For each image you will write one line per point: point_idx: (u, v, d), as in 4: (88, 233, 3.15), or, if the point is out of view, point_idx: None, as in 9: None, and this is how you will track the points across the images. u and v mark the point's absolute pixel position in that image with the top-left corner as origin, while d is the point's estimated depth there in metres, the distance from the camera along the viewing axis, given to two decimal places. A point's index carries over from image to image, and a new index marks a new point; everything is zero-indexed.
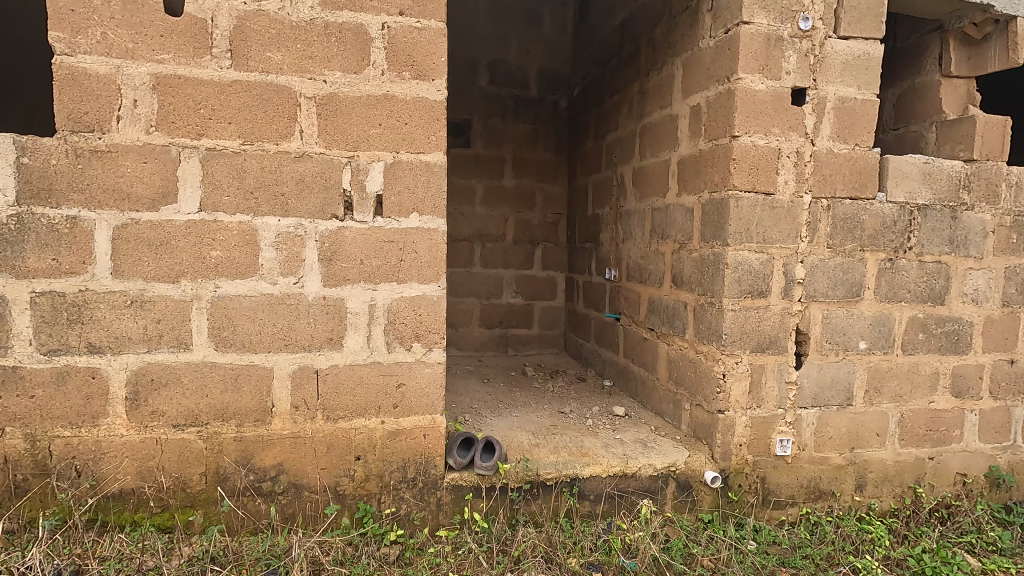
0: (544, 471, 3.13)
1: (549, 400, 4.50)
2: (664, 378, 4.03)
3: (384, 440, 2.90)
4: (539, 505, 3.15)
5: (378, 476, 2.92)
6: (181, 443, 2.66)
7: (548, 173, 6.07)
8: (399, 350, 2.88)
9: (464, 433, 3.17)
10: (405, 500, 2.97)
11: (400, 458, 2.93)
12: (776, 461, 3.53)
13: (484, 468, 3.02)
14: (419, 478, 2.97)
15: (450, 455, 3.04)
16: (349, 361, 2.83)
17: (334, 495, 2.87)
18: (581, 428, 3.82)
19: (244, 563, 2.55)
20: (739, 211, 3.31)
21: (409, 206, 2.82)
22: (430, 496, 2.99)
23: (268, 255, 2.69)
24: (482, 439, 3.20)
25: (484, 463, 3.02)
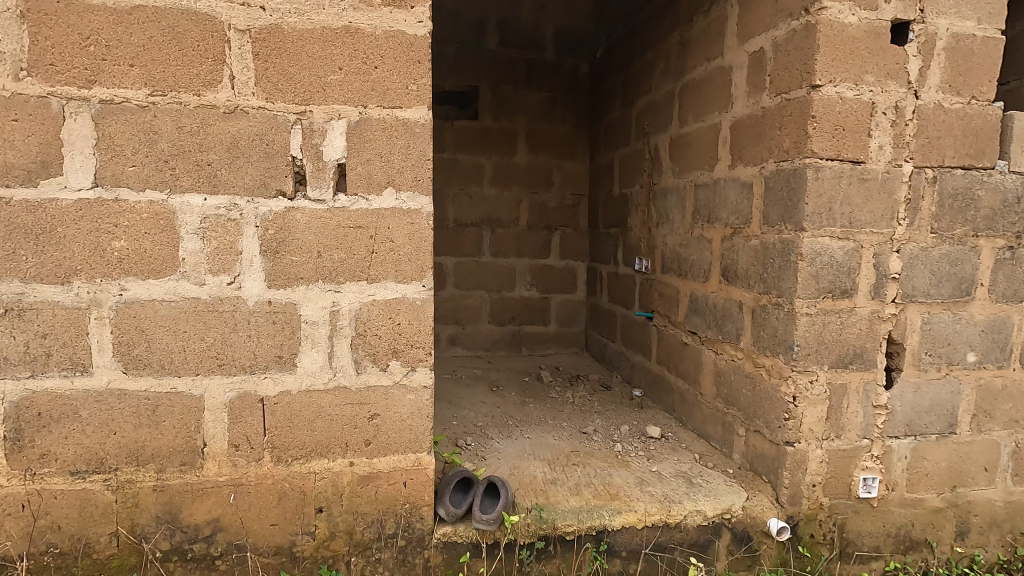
0: (561, 523, 2.44)
1: (568, 415, 3.80)
2: (710, 394, 3.29)
3: (353, 487, 2.23)
4: (556, 567, 2.46)
5: (347, 533, 2.25)
6: (82, 495, 2.02)
7: (568, 147, 5.29)
8: (372, 370, 2.20)
9: (460, 472, 2.49)
10: (384, 562, 2.31)
11: (376, 510, 2.27)
12: (858, 505, 2.78)
13: (486, 522, 2.33)
14: (401, 534, 2.30)
15: (441, 504, 2.35)
16: (306, 386, 2.15)
17: (289, 559, 2.21)
18: (608, 457, 3.12)
19: None
20: (820, 185, 2.53)
21: (382, 179, 2.11)
22: (415, 556, 2.33)
23: (192, 246, 2.01)
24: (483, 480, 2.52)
25: (487, 515, 2.33)
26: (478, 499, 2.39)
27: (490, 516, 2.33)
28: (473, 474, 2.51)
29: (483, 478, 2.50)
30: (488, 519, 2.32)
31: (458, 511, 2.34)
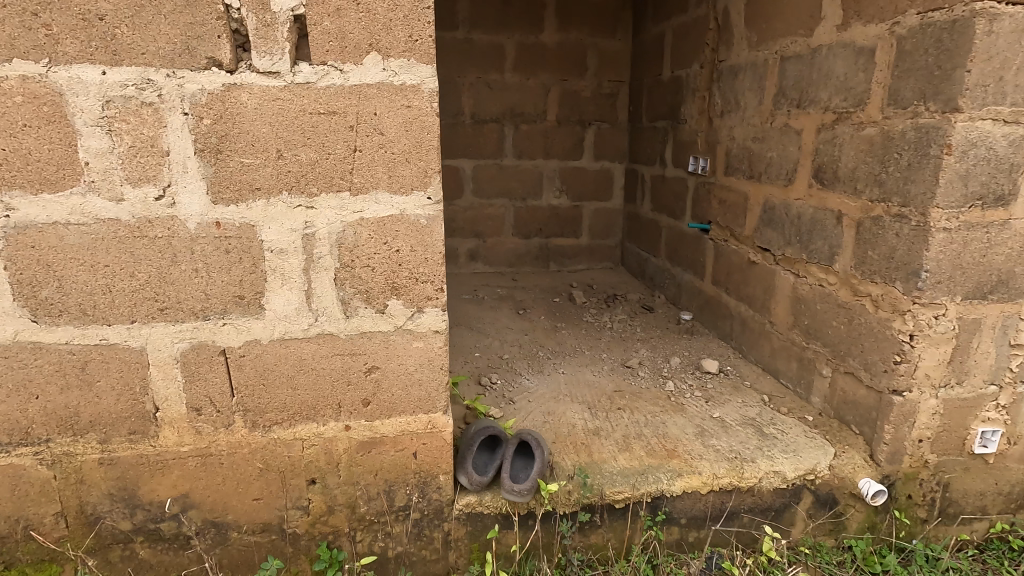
0: (610, 491, 2.00)
1: (607, 344, 3.29)
2: (784, 324, 2.72)
3: (352, 455, 1.78)
4: (602, 537, 2.05)
5: (348, 507, 1.84)
6: (10, 471, 1.61)
7: (606, 21, 4.36)
8: (365, 313, 1.66)
9: (486, 428, 2.02)
10: (395, 537, 1.91)
11: (382, 480, 1.83)
12: (970, 462, 2.27)
13: (518, 493, 1.88)
14: (414, 507, 1.89)
15: (462, 471, 1.91)
16: (279, 334, 1.63)
17: (280, 537, 1.83)
18: (658, 399, 2.64)
19: None
20: (990, 44, 1.76)
21: (361, 40, 1.44)
22: (434, 529, 1.93)
23: (96, 146, 1.41)
24: (512, 437, 2.06)
25: (518, 485, 1.88)
26: (507, 464, 1.93)
27: (522, 486, 1.88)
28: (501, 430, 2.04)
29: (514, 434, 2.03)
30: (520, 490, 1.87)
31: (483, 479, 1.90)
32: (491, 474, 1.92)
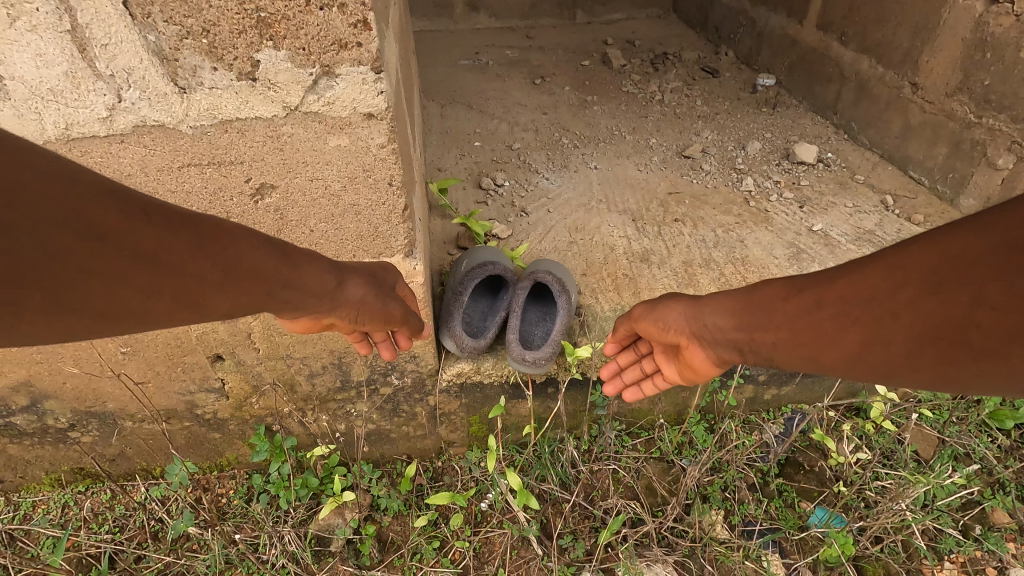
0: None
1: (655, 123, 2.39)
2: (945, 87, 1.78)
3: (268, 325, 1.13)
4: (649, 401, 1.49)
5: (283, 385, 1.26)
6: None
7: None
8: (214, 79, 0.82)
9: (485, 267, 1.34)
10: (362, 415, 1.38)
11: (325, 352, 1.22)
12: None
13: (531, 364, 1.28)
14: (381, 381, 1.31)
15: (447, 332, 1.27)
16: (57, 131, 0.85)
17: (198, 423, 1.30)
18: (732, 206, 1.86)
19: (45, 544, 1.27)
20: None
21: None
22: (414, 405, 1.38)
23: None
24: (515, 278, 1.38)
25: (532, 353, 1.27)
26: (516, 322, 1.30)
27: (538, 355, 1.27)
28: (508, 270, 1.37)
29: (526, 275, 1.35)
30: (535, 362, 1.27)
31: (482, 344, 1.28)
32: (492, 336, 1.30)
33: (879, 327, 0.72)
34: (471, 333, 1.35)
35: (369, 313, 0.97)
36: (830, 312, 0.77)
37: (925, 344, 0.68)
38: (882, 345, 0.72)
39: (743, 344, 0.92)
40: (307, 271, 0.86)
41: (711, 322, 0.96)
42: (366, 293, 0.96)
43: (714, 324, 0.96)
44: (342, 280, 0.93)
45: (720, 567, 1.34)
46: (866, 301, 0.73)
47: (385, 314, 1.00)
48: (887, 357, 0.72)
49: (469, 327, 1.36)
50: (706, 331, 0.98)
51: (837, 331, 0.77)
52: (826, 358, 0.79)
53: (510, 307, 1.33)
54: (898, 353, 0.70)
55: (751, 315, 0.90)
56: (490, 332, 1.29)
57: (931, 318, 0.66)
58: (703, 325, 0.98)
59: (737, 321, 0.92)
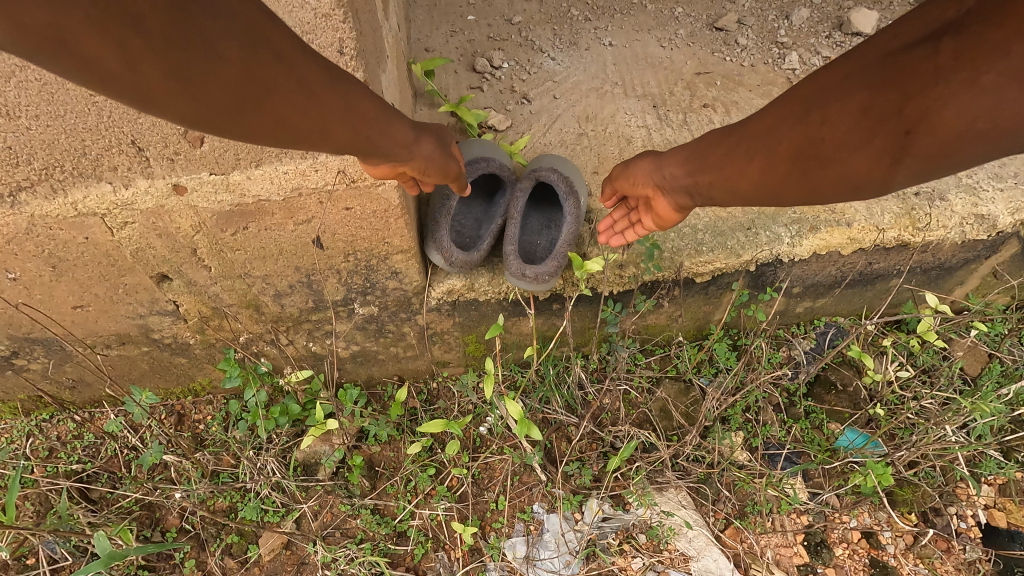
0: (690, 262, 1.18)
1: None
2: None
3: (215, 237, 0.94)
4: (667, 317, 1.32)
5: (247, 306, 1.09)
6: None
7: None
8: None
9: (477, 166, 1.12)
10: (344, 337, 1.22)
11: (289, 269, 1.03)
12: None
13: (531, 281, 1.10)
14: (360, 300, 1.13)
15: (433, 246, 1.08)
16: None
17: (158, 348, 1.16)
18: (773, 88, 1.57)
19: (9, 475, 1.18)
20: None
21: None
22: (401, 325, 1.22)
23: None
24: (516, 180, 1.15)
25: (533, 268, 1.09)
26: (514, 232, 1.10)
27: (540, 271, 1.08)
28: (504, 169, 1.15)
29: (524, 175, 1.14)
30: (536, 278, 1.09)
31: (474, 258, 1.09)
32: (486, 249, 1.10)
33: (806, 144, 0.68)
34: (463, 245, 1.16)
35: (429, 170, 0.88)
36: (765, 139, 0.74)
37: (798, 167, 0.70)
38: (765, 171, 0.74)
39: (676, 189, 0.93)
40: (395, 127, 0.76)
41: (657, 166, 0.95)
42: (435, 148, 0.86)
43: (656, 169, 0.95)
44: (418, 135, 0.82)
45: (738, 492, 1.24)
46: (782, 124, 0.71)
47: (442, 170, 0.91)
48: (772, 183, 0.74)
49: (460, 238, 1.17)
50: (650, 179, 0.97)
51: (734, 163, 0.78)
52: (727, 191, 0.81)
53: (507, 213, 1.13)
54: (775, 176, 0.73)
55: (701, 161, 0.85)
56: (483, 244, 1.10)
57: (805, 138, 0.68)
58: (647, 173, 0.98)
59: (674, 169, 0.91)
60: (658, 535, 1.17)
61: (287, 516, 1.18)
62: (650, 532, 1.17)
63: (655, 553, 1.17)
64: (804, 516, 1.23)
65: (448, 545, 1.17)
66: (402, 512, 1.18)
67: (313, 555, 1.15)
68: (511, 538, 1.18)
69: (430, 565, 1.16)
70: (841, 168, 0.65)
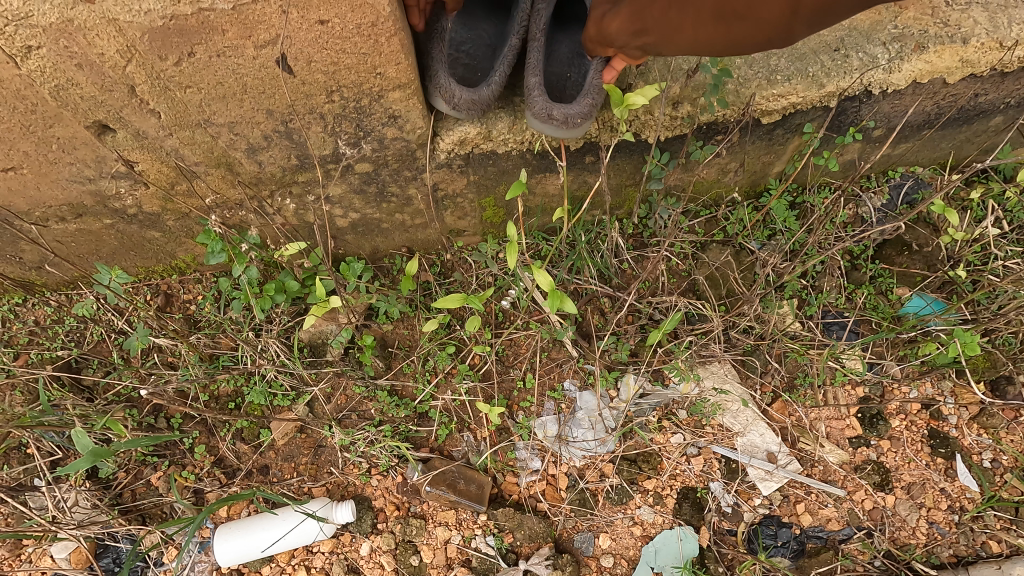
0: (759, 98, 0.95)
1: None
2: None
3: (152, 69, 0.72)
4: (721, 171, 1.11)
5: (216, 164, 0.90)
6: None
7: None
8: None
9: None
10: (339, 202, 1.03)
11: (256, 112, 0.81)
12: None
13: (559, 126, 0.88)
14: (353, 155, 0.93)
15: (432, 87, 0.86)
16: None
17: (123, 220, 0.98)
18: None
19: None
20: None
21: None
22: (405, 186, 1.02)
23: None
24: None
25: (561, 108, 0.86)
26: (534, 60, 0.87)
27: (570, 111, 0.86)
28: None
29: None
30: (565, 121, 0.87)
31: (485, 98, 0.87)
32: (500, 83, 0.88)
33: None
34: (472, 82, 0.93)
35: None
36: None
37: (727, 21, 0.66)
38: (698, 30, 0.68)
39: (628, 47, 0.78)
40: None
41: (600, 26, 0.78)
42: None
43: (599, 30, 0.78)
44: None
45: (789, 364, 1.11)
46: None
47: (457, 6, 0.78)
48: (708, 39, 0.69)
49: (469, 74, 0.93)
50: (600, 41, 0.81)
51: (669, 17, 0.70)
52: (666, 49, 0.75)
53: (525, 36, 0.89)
54: (708, 34, 0.68)
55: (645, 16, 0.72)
56: (494, 78, 0.87)
57: None
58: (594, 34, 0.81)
59: (615, 23, 0.76)
60: (702, 411, 1.07)
61: (298, 400, 1.08)
62: (693, 408, 1.07)
63: (698, 430, 1.08)
64: (861, 388, 1.12)
65: (473, 426, 1.08)
66: (421, 393, 1.08)
67: (330, 438, 1.07)
68: (541, 417, 1.09)
69: (455, 446, 1.09)
70: (762, 15, 0.63)
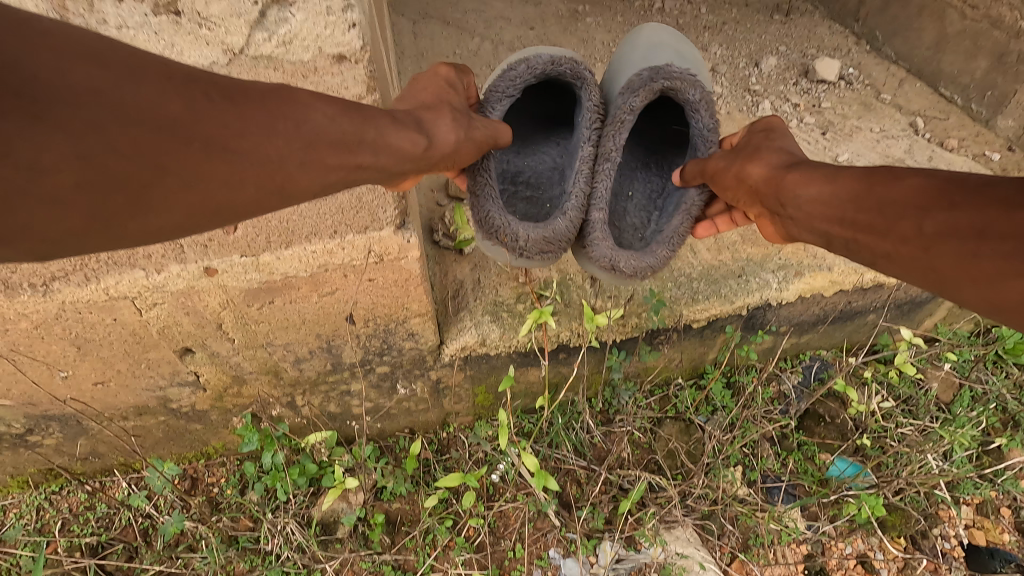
0: (688, 311, 1.26)
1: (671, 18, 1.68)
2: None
3: (239, 313, 0.97)
4: (666, 360, 1.39)
5: (267, 372, 1.12)
6: None
7: None
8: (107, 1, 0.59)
9: (541, 63, 0.92)
10: (358, 394, 1.25)
11: (306, 335, 1.06)
12: None
13: (621, 271, 0.98)
14: (377, 361, 1.17)
15: (491, 233, 0.92)
16: None
17: (175, 416, 1.17)
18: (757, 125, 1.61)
19: (23, 553, 1.17)
20: None
21: None
22: (414, 380, 1.25)
23: None
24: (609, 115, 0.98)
25: (625, 257, 0.97)
26: (607, 176, 0.97)
27: (633, 260, 0.97)
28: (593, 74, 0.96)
29: (632, 93, 0.97)
30: (630, 269, 0.97)
31: (559, 231, 0.94)
32: (573, 215, 0.95)
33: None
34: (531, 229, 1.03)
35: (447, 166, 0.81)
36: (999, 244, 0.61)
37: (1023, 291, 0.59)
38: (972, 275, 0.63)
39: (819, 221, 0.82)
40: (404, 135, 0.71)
41: (795, 194, 0.85)
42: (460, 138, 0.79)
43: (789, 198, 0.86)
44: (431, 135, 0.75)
45: (741, 526, 1.29)
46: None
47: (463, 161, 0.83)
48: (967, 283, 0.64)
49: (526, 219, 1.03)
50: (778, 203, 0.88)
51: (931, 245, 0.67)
52: (876, 255, 0.75)
53: (599, 146, 0.98)
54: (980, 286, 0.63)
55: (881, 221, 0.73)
56: (570, 209, 0.96)
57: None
58: (764, 178, 0.91)
59: (812, 198, 0.83)
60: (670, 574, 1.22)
61: None
62: (662, 572, 1.22)
63: None
64: (803, 545, 1.30)
65: None
66: (423, 566, 1.21)
67: None
68: None
69: None
70: None
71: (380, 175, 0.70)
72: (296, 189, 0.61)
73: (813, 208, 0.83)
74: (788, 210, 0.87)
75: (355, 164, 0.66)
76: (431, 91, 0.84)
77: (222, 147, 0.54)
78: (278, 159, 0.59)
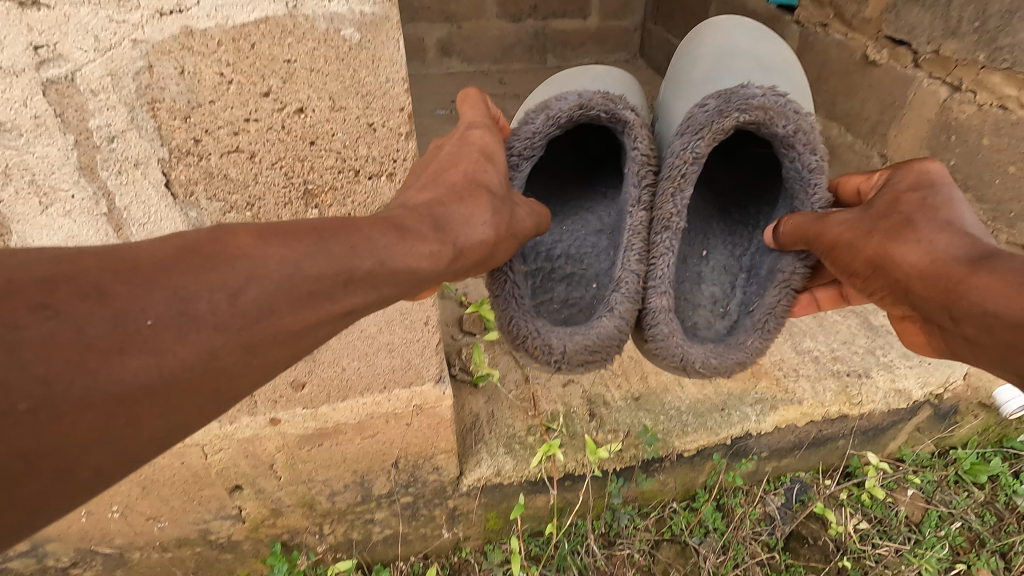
0: (679, 442, 1.41)
1: None
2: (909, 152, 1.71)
3: (288, 454, 1.10)
4: (662, 484, 1.51)
5: (303, 505, 1.23)
6: None
7: None
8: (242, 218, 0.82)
9: (572, 108, 0.92)
10: (380, 522, 1.34)
11: (343, 471, 1.18)
12: None
13: (689, 366, 0.96)
14: (402, 491, 1.28)
15: (532, 339, 0.93)
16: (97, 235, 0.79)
17: (210, 546, 1.25)
18: None
19: None
20: None
21: None
22: (433, 508, 1.36)
23: None
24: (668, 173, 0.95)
25: (689, 351, 0.95)
26: (664, 247, 0.95)
27: (704, 356, 0.96)
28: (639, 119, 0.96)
29: (698, 134, 0.93)
30: (705, 363, 0.95)
31: (602, 330, 0.93)
32: (617, 315, 0.94)
33: None
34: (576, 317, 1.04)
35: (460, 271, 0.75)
36: None
37: None
38: None
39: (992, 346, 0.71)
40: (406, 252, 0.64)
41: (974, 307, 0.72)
42: (481, 234, 0.74)
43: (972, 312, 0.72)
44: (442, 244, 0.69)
45: None
46: None
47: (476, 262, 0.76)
48: None
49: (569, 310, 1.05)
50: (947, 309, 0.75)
51: None
52: None
53: (654, 209, 0.96)
54: None
55: None
56: (616, 303, 0.94)
57: None
58: (921, 268, 0.79)
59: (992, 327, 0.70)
60: None
61: None
62: None
63: None
64: None
65: None
66: None
67: None
68: None
69: None
70: None
71: (385, 301, 0.65)
72: (243, 376, 0.54)
73: (999, 331, 0.69)
74: (962, 326, 0.74)
75: (343, 308, 0.60)
76: (466, 160, 0.80)
77: (93, 388, 0.44)
78: (208, 353, 0.50)
